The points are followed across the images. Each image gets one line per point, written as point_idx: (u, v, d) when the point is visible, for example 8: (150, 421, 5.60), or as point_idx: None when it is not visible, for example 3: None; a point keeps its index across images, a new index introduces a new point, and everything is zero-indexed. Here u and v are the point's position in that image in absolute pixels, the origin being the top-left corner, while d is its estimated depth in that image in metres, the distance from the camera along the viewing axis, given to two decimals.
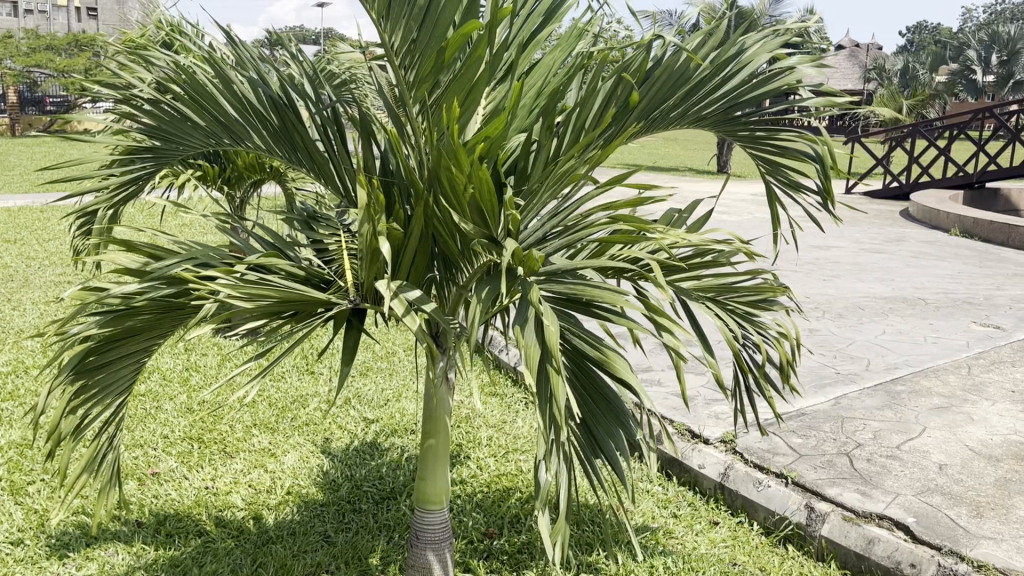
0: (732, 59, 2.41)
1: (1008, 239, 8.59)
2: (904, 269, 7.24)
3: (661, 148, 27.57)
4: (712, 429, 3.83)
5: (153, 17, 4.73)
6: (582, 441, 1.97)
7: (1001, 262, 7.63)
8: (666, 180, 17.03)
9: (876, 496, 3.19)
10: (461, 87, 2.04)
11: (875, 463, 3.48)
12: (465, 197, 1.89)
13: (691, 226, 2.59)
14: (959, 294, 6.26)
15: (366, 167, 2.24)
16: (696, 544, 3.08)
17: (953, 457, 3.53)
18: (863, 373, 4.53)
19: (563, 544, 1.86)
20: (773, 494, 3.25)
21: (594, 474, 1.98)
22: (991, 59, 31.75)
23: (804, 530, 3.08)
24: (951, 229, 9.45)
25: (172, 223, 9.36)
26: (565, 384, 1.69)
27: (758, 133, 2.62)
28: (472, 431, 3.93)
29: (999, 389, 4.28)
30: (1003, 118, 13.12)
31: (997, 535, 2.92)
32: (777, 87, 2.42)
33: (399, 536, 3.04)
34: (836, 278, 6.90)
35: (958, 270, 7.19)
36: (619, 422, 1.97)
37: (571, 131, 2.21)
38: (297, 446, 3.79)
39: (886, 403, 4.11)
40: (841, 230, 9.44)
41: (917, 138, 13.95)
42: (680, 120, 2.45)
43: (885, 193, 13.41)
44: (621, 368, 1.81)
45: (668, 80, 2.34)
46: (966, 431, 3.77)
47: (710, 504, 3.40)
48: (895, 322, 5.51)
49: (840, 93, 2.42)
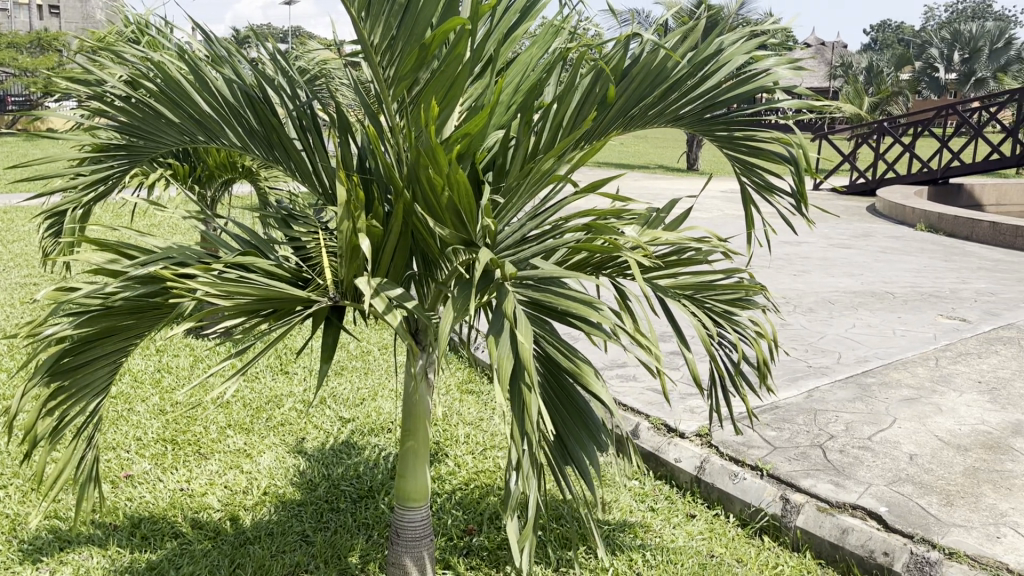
0: (711, 57, 2.43)
1: (972, 234, 8.75)
2: (872, 264, 7.35)
3: (632, 146, 27.72)
4: (688, 423, 3.87)
5: (120, 14, 4.67)
6: (554, 450, 1.97)
7: (966, 256, 7.77)
8: (638, 178, 17.13)
9: (849, 487, 3.25)
10: (439, 86, 2.04)
11: (848, 454, 3.54)
12: (444, 199, 1.89)
13: (669, 224, 2.61)
14: (926, 288, 6.37)
15: (345, 164, 2.23)
16: (674, 537, 3.11)
17: (923, 447, 3.60)
18: (835, 366, 4.60)
19: (530, 551, 1.86)
20: (749, 486, 3.29)
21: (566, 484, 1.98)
22: (953, 57, 32.27)
23: (779, 521, 3.12)
24: (917, 225, 9.61)
25: (142, 223, 9.24)
26: (537, 397, 1.70)
27: (734, 133, 2.66)
28: (449, 429, 3.92)
29: (966, 380, 4.37)
30: (965, 114, 13.36)
31: (967, 522, 2.98)
32: (756, 86, 2.45)
33: (379, 535, 3.03)
34: (806, 273, 6.99)
35: (924, 265, 7.32)
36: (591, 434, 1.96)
37: (551, 128, 2.20)
38: (272, 446, 3.76)
39: (856, 395, 4.18)
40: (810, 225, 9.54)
41: (883, 135, 14.16)
42: (658, 117, 2.48)
43: (852, 189, 13.60)
44: (594, 382, 1.81)
45: (646, 78, 2.35)
46: (934, 422, 3.85)
47: (687, 497, 3.43)
48: (864, 316, 5.60)
49: (813, 93, 2.43)
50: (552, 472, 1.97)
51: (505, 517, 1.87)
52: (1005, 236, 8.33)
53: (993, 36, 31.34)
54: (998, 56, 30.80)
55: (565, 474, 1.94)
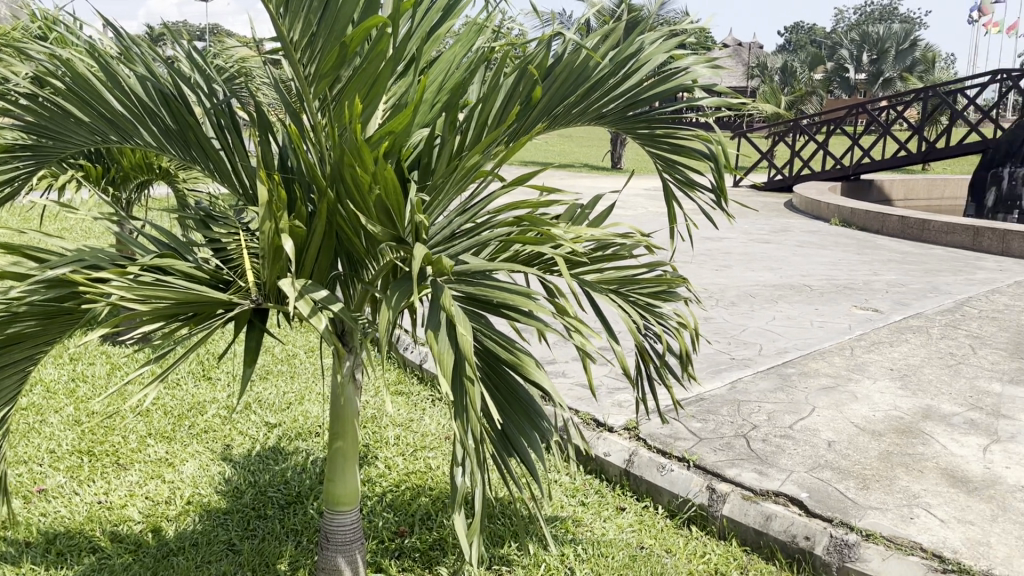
0: (631, 57, 2.47)
1: (883, 228, 9.10)
2: (790, 258, 7.57)
3: (557, 145, 27.94)
4: (616, 418, 3.92)
5: (24, 8, 4.47)
6: (496, 441, 1.94)
7: (877, 249, 8.09)
8: (563, 176, 17.28)
9: (772, 474, 3.34)
10: (362, 84, 2.01)
11: (770, 443, 3.64)
12: (370, 197, 1.87)
13: (594, 221, 2.64)
14: (841, 281, 6.60)
15: (265, 163, 2.18)
16: (605, 530, 3.14)
17: (841, 434, 3.73)
18: (756, 358, 4.73)
19: (478, 544, 1.83)
20: (676, 477, 3.36)
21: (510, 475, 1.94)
22: (862, 57, 33.51)
23: (706, 511, 3.19)
24: (831, 220, 9.95)
25: (52, 226, 8.87)
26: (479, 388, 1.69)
27: (655, 131, 2.71)
28: (379, 431, 3.88)
29: (879, 368, 4.55)
30: (874, 113, 13.89)
31: (882, 504, 3.10)
32: (675, 85, 2.51)
33: (308, 540, 2.98)
34: (728, 268, 7.16)
35: (839, 258, 7.58)
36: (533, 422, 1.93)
37: (475, 126, 2.20)
38: (196, 454, 3.66)
39: (777, 385, 4.30)
40: (730, 221, 9.79)
41: (798, 133, 14.61)
42: (581, 116, 2.50)
43: (769, 186, 13.99)
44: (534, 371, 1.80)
45: (569, 77, 2.37)
46: (851, 409, 4.00)
47: (616, 490, 3.48)
48: (784, 308, 5.77)
49: (730, 92, 2.50)
50: (494, 464, 1.94)
51: (451, 513, 1.84)
52: (913, 229, 8.69)
53: (899, 37, 32.52)
54: (904, 57, 31.96)
55: (509, 465, 1.91)
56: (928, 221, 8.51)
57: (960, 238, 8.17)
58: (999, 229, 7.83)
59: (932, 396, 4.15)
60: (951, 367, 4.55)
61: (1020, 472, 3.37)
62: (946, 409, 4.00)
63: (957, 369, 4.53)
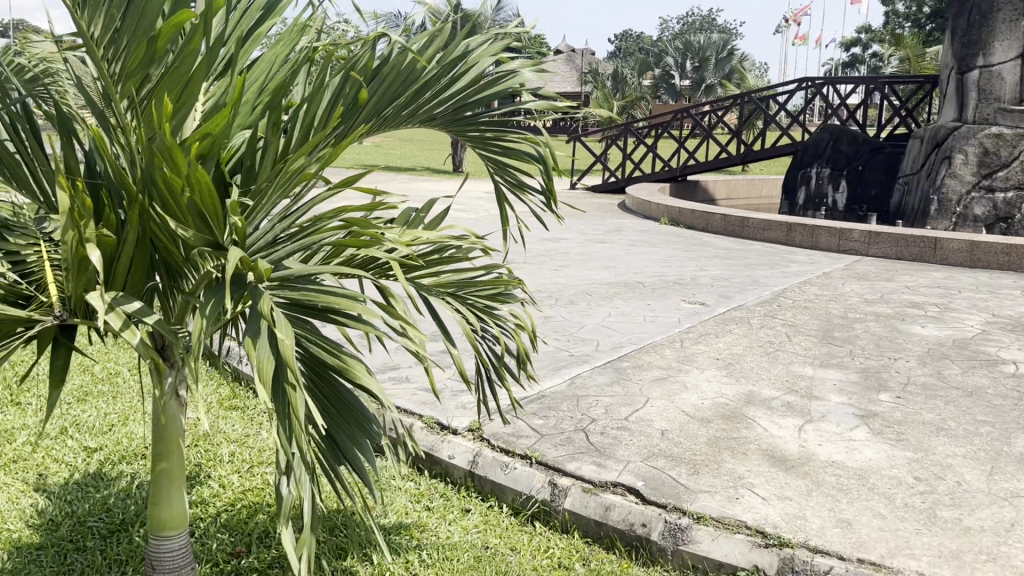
0: (458, 60, 2.47)
1: (707, 225, 9.64)
2: (624, 257, 7.88)
3: (398, 149, 27.73)
4: (459, 420, 3.93)
5: None
6: (325, 450, 1.89)
7: (703, 246, 8.56)
8: (404, 180, 17.17)
9: (610, 466, 3.46)
10: (173, 82, 1.90)
11: (608, 435, 3.76)
12: (185, 201, 1.77)
13: (429, 223, 2.62)
14: (671, 277, 6.93)
15: (66, 168, 2.02)
16: (449, 533, 3.14)
17: (673, 423, 3.91)
18: (594, 354, 4.87)
19: (309, 557, 1.78)
20: (519, 475, 3.41)
21: (341, 485, 1.90)
22: (686, 64, 35.39)
23: (549, 506, 3.26)
24: (661, 219, 10.43)
25: None
26: (302, 396, 1.64)
27: (487, 134, 2.74)
28: (211, 448, 3.69)
29: (706, 358, 4.81)
30: (698, 117, 14.70)
31: (711, 488, 3.28)
32: (503, 89, 2.54)
33: (133, 570, 2.79)
34: (566, 267, 7.35)
35: (669, 255, 7.96)
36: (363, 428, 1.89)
37: (299, 128, 2.13)
38: (2, 487, 3.34)
39: (614, 379, 4.46)
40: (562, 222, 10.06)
41: (629, 136, 15.23)
42: (410, 119, 2.49)
43: (604, 188, 14.49)
44: (361, 375, 1.76)
45: (395, 79, 2.35)
46: (681, 398, 4.20)
47: (461, 492, 3.48)
48: (619, 305, 5.99)
49: (557, 96, 2.55)
50: (325, 473, 1.88)
51: (279, 527, 1.77)
52: (734, 226, 9.26)
53: (717, 46, 34.06)
54: (723, 64, 33.59)
55: (338, 474, 1.87)
56: (747, 219, 9.09)
57: (775, 234, 8.79)
58: (808, 224, 8.47)
59: (753, 382, 4.43)
60: (769, 355, 4.88)
61: (830, 448, 3.66)
62: (765, 393, 4.29)
63: (775, 356, 4.86)
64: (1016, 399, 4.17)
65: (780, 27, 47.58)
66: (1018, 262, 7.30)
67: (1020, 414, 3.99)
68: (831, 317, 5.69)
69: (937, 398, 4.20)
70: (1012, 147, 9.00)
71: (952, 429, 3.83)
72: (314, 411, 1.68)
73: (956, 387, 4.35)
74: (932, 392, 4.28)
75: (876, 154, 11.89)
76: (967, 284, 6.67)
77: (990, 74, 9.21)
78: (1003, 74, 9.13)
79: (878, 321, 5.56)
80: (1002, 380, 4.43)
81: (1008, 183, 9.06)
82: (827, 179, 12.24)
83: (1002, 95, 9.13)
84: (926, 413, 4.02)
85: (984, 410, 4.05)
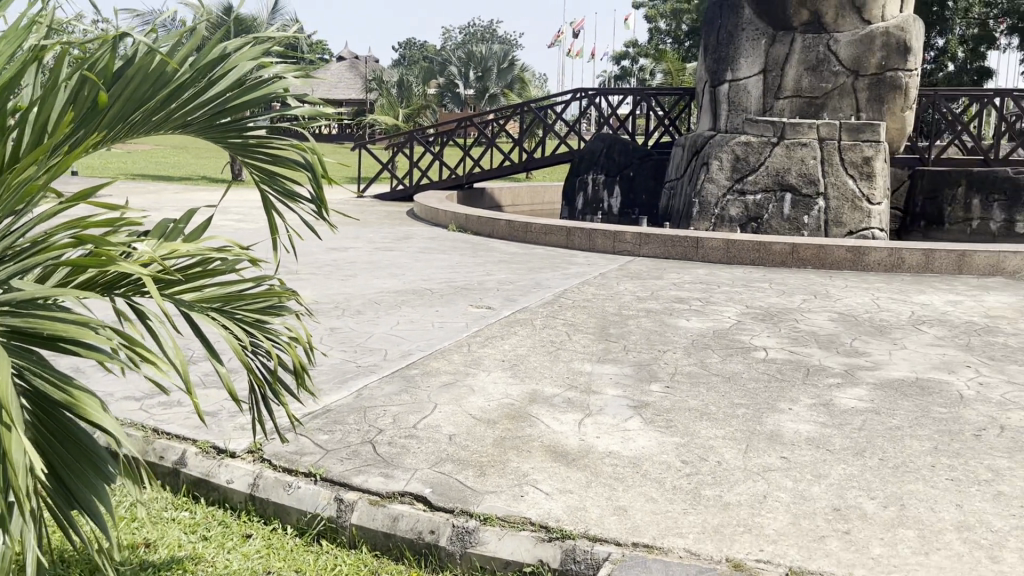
0: (214, 62, 2.35)
1: (493, 231, 9.86)
2: (412, 264, 7.87)
3: (172, 157, 26.04)
4: (238, 441, 3.73)
5: None
6: (53, 495, 1.72)
7: (490, 251, 8.74)
8: (180, 190, 16.15)
9: (397, 476, 3.42)
10: None
11: (395, 445, 3.73)
12: None
13: (189, 235, 2.46)
14: (458, 282, 7.01)
15: None
16: (228, 562, 2.96)
17: (460, 427, 3.94)
18: (381, 363, 4.81)
19: None
20: (303, 494, 3.29)
21: (73, 533, 1.73)
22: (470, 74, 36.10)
23: (335, 522, 3.19)
24: (449, 225, 10.54)
25: None
26: (20, 436, 1.50)
27: (250, 140, 2.62)
28: None
29: (492, 361, 4.90)
30: (482, 126, 15.03)
31: (497, 488, 3.34)
32: (268, 93, 2.44)
33: None
34: (353, 277, 7.22)
35: (456, 261, 8.06)
36: (97, 469, 1.74)
37: (26, 134, 1.94)
38: None
39: (401, 387, 4.43)
40: (333, 229, 9.83)
41: (415, 144, 15.27)
42: (161, 126, 2.33)
43: (391, 195, 14.41)
44: (93, 409, 1.63)
45: (142, 81, 2.19)
46: (468, 402, 4.25)
47: (241, 518, 3.30)
48: (406, 313, 5.97)
49: (325, 102, 2.50)
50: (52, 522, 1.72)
51: None
52: (518, 231, 9.53)
53: (500, 57, 32.71)
54: (505, 74, 32.26)
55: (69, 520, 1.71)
56: (530, 224, 9.39)
57: (557, 238, 9.15)
58: (586, 228, 8.89)
59: (537, 381, 4.57)
60: (551, 353, 5.06)
61: (607, 439, 3.84)
62: (548, 391, 4.43)
63: (557, 355, 5.05)
64: (766, 381, 4.61)
65: (556, 40, 49.63)
66: (767, 258, 8.09)
67: (770, 395, 4.41)
68: (608, 314, 6.00)
69: (701, 385, 4.55)
70: (759, 153, 9.86)
71: (713, 414, 4.16)
72: (33, 453, 1.53)
73: (716, 374, 4.73)
74: (696, 380, 4.63)
75: (645, 161, 12.76)
76: (725, 279, 7.29)
77: (737, 88, 10.46)
78: (749, 88, 10.39)
79: (649, 316, 5.94)
80: (755, 365, 4.88)
81: (756, 186, 9.89)
82: (602, 185, 12.97)
83: (748, 107, 10.40)
84: (691, 400, 4.34)
85: (739, 393, 4.44)
